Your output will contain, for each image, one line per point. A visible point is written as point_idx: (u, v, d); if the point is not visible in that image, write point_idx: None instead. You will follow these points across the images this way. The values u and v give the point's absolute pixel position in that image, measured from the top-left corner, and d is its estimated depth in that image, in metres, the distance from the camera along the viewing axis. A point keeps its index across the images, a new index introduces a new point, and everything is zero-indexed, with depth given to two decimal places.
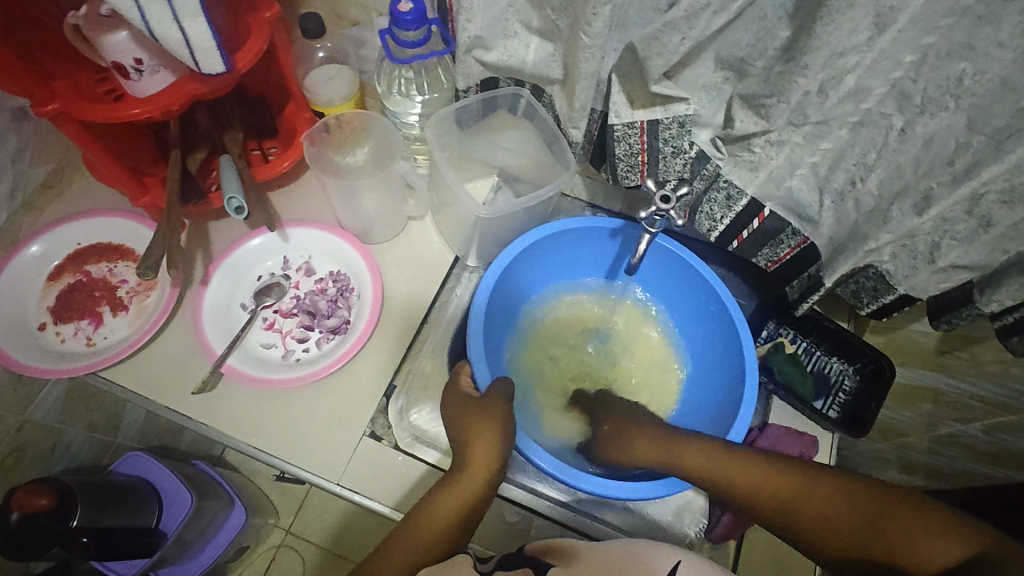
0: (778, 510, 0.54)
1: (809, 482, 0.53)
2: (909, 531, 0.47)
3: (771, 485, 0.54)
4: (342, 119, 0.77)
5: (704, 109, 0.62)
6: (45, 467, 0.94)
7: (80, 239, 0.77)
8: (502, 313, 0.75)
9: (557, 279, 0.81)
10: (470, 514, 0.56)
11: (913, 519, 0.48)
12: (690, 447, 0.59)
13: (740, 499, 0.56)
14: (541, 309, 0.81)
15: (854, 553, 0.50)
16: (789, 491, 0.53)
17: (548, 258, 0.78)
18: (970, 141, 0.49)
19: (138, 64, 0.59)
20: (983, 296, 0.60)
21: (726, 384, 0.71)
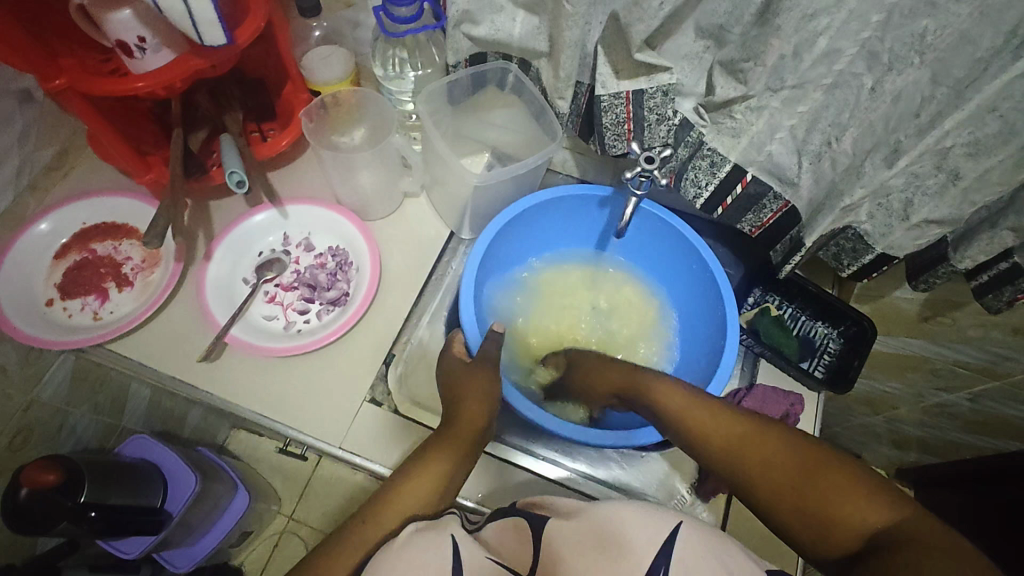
0: (728, 451, 0.52)
1: (762, 434, 0.52)
2: (832, 486, 0.47)
3: (726, 430, 0.53)
4: (339, 98, 0.80)
5: (687, 79, 0.63)
6: (51, 448, 0.96)
7: (86, 218, 0.80)
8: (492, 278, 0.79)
9: (549, 246, 0.84)
10: (457, 471, 0.58)
11: (854, 484, 0.47)
12: (661, 385, 0.59)
13: (695, 435, 0.55)
14: (534, 276, 0.84)
15: (785, 498, 0.48)
16: (739, 438, 0.52)
17: (540, 226, 0.81)
18: (934, 94, 0.51)
19: (141, 41, 0.61)
20: (957, 253, 0.63)
21: (709, 344, 0.74)
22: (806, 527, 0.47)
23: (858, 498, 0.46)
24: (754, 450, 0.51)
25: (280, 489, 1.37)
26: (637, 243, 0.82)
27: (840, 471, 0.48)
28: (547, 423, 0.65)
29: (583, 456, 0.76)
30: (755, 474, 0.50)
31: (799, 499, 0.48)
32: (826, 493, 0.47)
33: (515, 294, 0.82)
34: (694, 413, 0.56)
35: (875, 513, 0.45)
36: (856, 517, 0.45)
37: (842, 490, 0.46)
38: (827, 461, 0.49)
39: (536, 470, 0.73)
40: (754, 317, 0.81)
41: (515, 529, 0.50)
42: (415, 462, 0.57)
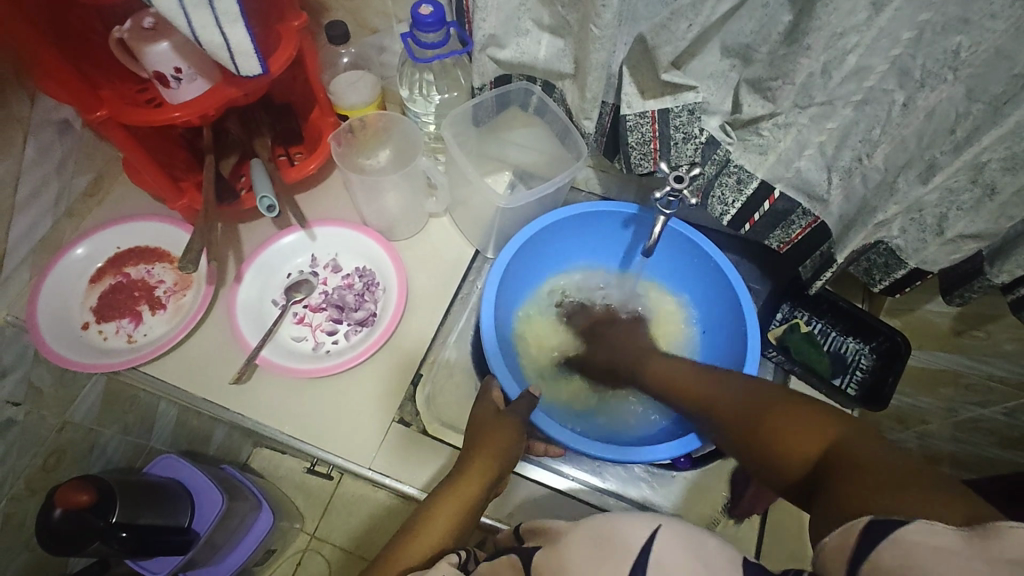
0: (706, 407, 0.59)
1: (727, 388, 0.59)
2: (781, 420, 0.51)
3: (697, 390, 0.61)
4: (366, 122, 0.82)
5: (713, 96, 0.64)
6: (82, 468, 0.97)
7: (120, 243, 0.82)
8: (512, 289, 0.79)
9: (574, 259, 0.84)
10: (466, 514, 0.56)
11: (799, 417, 0.50)
12: (658, 360, 0.68)
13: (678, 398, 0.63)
14: (552, 283, 0.83)
15: (749, 441, 0.53)
16: (708, 398, 0.59)
17: (562, 239, 0.81)
18: (969, 110, 0.51)
19: (177, 72, 0.64)
20: (993, 267, 0.62)
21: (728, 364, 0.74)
22: (766, 463, 0.51)
23: (799, 427, 0.50)
24: (722, 402, 0.58)
25: (303, 507, 1.38)
26: (661, 256, 0.81)
27: (789, 407, 0.52)
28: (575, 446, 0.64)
29: (613, 475, 0.75)
30: (722, 419, 0.57)
31: (755, 424, 0.53)
32: (775, 427, 0.51)
33: (540, 308, 0.82)
34: (682, 380, 0.63)
35: (812, 435, 0.49)
36: (798, 440, 0.49)
37: (787, 425, 0.50)
38: (778, 402, 0.53)
39: (564, 490, 0.73)
40: (783, 333, 0.79)
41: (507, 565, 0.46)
42: (418, 522, 0.55)
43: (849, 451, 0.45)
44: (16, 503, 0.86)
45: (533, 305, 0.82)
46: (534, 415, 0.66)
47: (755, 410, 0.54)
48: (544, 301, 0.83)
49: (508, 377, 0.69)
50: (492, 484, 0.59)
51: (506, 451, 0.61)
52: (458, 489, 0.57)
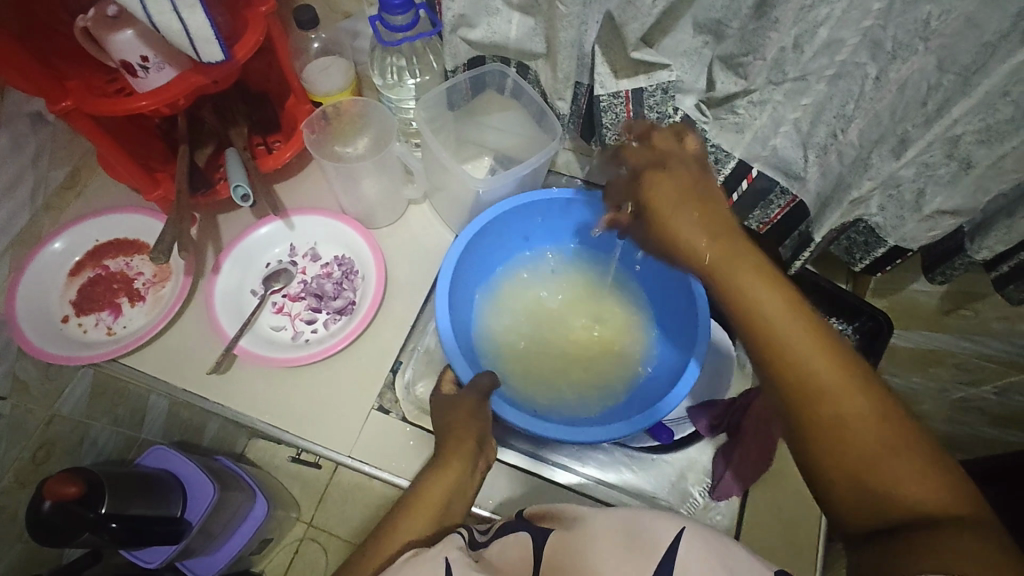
0: (805, 384, 0.43)
1: (847, 375, 0.42)
2: (899, 456, 0.40)
3: (807, 350, 0.43)
4: (341, 108, 0.81)
5: (687, 75, 0.62)
6: (74, 461, 0.97)
7: (99, 236, 0.81)
8: (476, 263, 0.78)
9: (545, 248, 0.84)
10: (456, 493, 0.57)
11: (925, 460, 0.40)
12: (741, 263, 0.47)
13: (768, 351, 0.44)
14: (518, 267, 0.83)
15: (854, 454, 0.41)
16: (816, 371, 0.43)
17: (530, 228, 0.81)
18: (940, 81, 0.50)
19: (144, 61, 0.63)
20: (974, 243, 0.61)
21: (681, 356, 0.72)
22: (850, 487, 0.41)
23: (924, 475, 0.40)
24: (831, 388, 0.42)
25: (299, 496, 1.40)
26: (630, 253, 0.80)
27: (924, 450, 0.41)
28: (530, 427, 0.63)
29: (594, 460, 0.76)
30: (823, 411, 0.42)
31: (870, 452, 0.41)
32: (893, 462, 0.40)
33: (505, 293, 0.82)
34: (781, 321, 0.44)
35: (928, 488, 0.39)
36: (913, 488, 0.40)
37: (908, 463, 0.40)
38: (905, 433, 0.41)
39: (545, 475, 0.73)
40: None
41: (517, 543, 0.46)
42: (416, 490, 0.57)
43: (971, 527, 0.37)
44: (6, 495, 0.85)
45: (500, 293, 0.82)
46: (491, 394, 0.64)
47: (871, 425, 0.41)
48: (513, 291, 0.83)
49: (463, 362, 0.67)
50: (478, 447, 0.61)
51: (474, 412, 0.63)
52: (446, 470, 0.58)
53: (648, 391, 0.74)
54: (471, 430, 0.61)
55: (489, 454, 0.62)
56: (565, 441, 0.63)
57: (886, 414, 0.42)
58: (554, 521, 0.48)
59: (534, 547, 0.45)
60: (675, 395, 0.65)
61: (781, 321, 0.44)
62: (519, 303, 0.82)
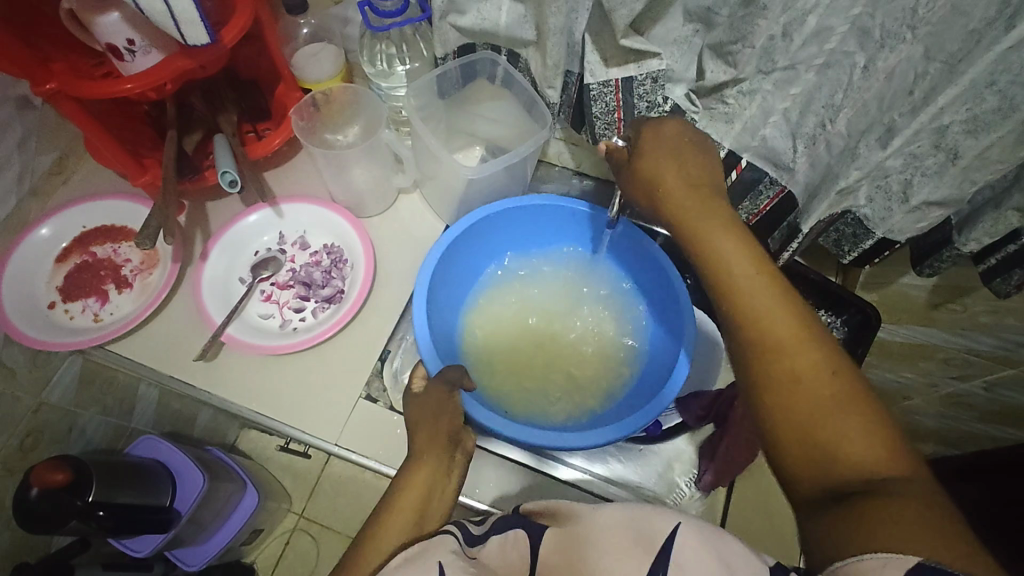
0: (762, 339, 0.46)
1: (803, 336, 0.46)
2: (842, 412, 0.42)
3: (769, 311, 0.47)
4: (331, 95, 0.80)
5: (677, 64, 0.62)
6: (62, 449, 0.97)
7: (86, 223, 0.81)
8: (460, 264, 0.78)
9: (532, 252, 0.83)
10: (438, 490, 0.54)
11: (867, 418, 0.42)
12: (715, 225, 0.52)
13: (734, 309, 0.48)
14: (505, 271, 0.83)
15: (802, 408, 0.43)
16: (774, 330, 0.46)
17: (516, 231, 0.80)
18: (928, 70, 0.50)
19: (130, 44, 0.62)
20: (961, 236, 0.61)
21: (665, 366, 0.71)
22: (796, 441, 0.43)
23: (864, 429, 0.41)
24: (787, 345, 0.45)
25: (290, 488, 1.39)
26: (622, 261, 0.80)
27: (865, 408, 0.42)
28: (505, 431, 0.62)
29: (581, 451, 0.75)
30: (776, 365, 0.45)
31: (816, 405, 0.43)
32: (835, 417, 0.42)
33: (490, 297, 0.82)
34: (745, 280, 0.49)
35: (866, 445, 0.40)
36: (852, 443, 0.40)
37: (850, 419, 0.41)
38: (849, 392, 0.43)
39: (530, 464, 0.73)
40: None
41: (516, 543, 0.45)
42: (396, 486, 0.54)
43: (902, 486, 0.38)
44: None
45: (487, 297, 0.82)
46: (463, 391, 0.63)
47: (820, 379, 0.43)
48: (498, 293, 0.82)
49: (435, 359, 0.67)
50: (453, 439, 0.58)
51: (441, 405, 0.60)
52: (422, 466, 0.55)
53: (633, 400, 0.73)
54: (440, 425, 0.59)
55: (467, 445, 0.59)
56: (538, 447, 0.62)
57: (836, 370, 0.44)
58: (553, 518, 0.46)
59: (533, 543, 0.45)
60: (654, 406, 0.64)
61: (742, 274, 0.49)
62: (503, 307, 0.81)
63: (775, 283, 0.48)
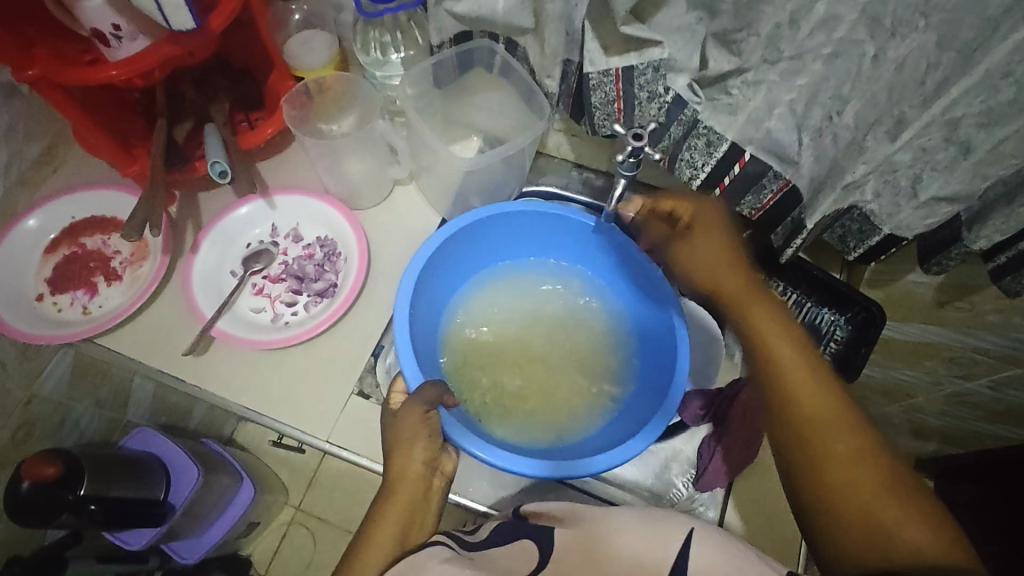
0: (814, 431, 0.53)
1: (851, 428, 0.52)
2: (891, 504, 0.49)
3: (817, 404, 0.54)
4: (324, 84, 0.79)
5: (679, 53, 0.59)
6: (55, 442, 0.96)
7: (74, 213, 0.79)
8: (451, 264, 0.76)
9: (531, 258, 0.81)
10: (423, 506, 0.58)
11: (917, 511, 0.49)
12: (768, 317, 0.59)
13: (785, 402, 0.55)
14: (502, 276, 0.80)
15: (854, 497, 0.50)
16: (827, 422, 0.53)
17: (514, 237, 0.78)
18: (940, 59, 0.47)
19: (116, 30, 0.61)
20: (971, 232, 0.59)
21: (657, 393, 0.69)
22: (854, 527, 0.49)
23: (917, 520, 0.48)
24: (837, 436, 0.52)
25: (288, 481, 1.39)
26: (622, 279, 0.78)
27: (914, 501, 0.49)
28: (480, 453, 0.60)
29: None
30: (826, 457, 0.52)
31: (865, 496, 0.49)
32: (888, 507, 0.49)
33: (482, 301, 0.79)
34: (794, 371, 0.56)
35: (919, 535, 0.47)
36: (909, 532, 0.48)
37: (901, 513, 0.48)
38: (898, 482, 0.50)
39: None
40: None
41: (519, 550, 0.49)
42: (380, 507, 0.58)
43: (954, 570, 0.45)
44: None
45: (477, 297, 0.79)
46: (440, 407, 0.61)
47: (872, 470, 0.50)
48: (491, 299, 0.79)
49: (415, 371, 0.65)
50: (429, 467, 0.60)
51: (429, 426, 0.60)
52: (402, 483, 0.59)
53: (620, 423, 0.71)
54: (415, 454, 0.59)
55: (445, 467, 0.61)
56: (522, 472, 0.60)
57: (882, 465, 0.51)
58: (556, 523, 0.52)
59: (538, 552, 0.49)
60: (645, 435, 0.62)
61: (794, 369, 0.56)
62: (496, 314, 0.78)
63: (827, 379, 0.55)
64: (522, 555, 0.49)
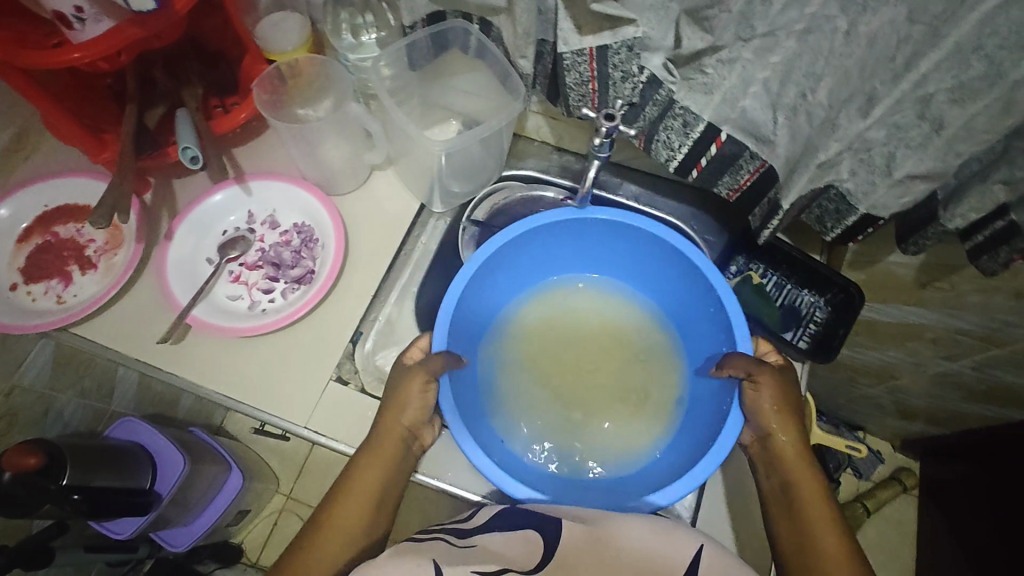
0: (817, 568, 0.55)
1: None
2: None
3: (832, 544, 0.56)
4: (296, 67, 0.78)
5: (654, 31, 0.57)
6: (39, 431, 0.94)
7: (46, 202, 0.78)
8: (523, 260, 0.75)
9: (606, 274, 0.79)
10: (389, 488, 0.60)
11: None
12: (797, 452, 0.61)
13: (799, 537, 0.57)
14: (575, 286, 0.80)
15: None
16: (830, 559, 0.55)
17: (588, 248, 0.76)
18: (911, 33, 0.47)
19: (79, 12, 0.59)
20: (947, 212, 0.59)
21: (692, 453, 0.65)
22: None
23: None
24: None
25: (279, 469, 1.40)
26: (691, 313, 0.73)
27: None
28: (480, 463, 0.60)
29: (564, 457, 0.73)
30: None
31: None
32: None
33: (551, 305, 0.79)
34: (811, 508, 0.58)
35: None
36: None
37: None
38: None
39: None
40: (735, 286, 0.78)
41: (522, 540, 0.50)
42: (348, 486, 0.60)
43: None
44: None
45: (538, 304, 0.79)
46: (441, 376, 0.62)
47: None
48: (560, 304, 0.79)
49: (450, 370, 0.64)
50: (409, 434, 0.63)
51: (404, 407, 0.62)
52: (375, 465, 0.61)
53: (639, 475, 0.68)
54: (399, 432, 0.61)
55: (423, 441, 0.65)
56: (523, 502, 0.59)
57: None
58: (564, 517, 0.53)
59: (541, 539, 0.50)
60: (675, 486, 0.59)
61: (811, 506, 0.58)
62: (561, 320, 0.78)
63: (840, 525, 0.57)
64: (526, 545, 0.50)
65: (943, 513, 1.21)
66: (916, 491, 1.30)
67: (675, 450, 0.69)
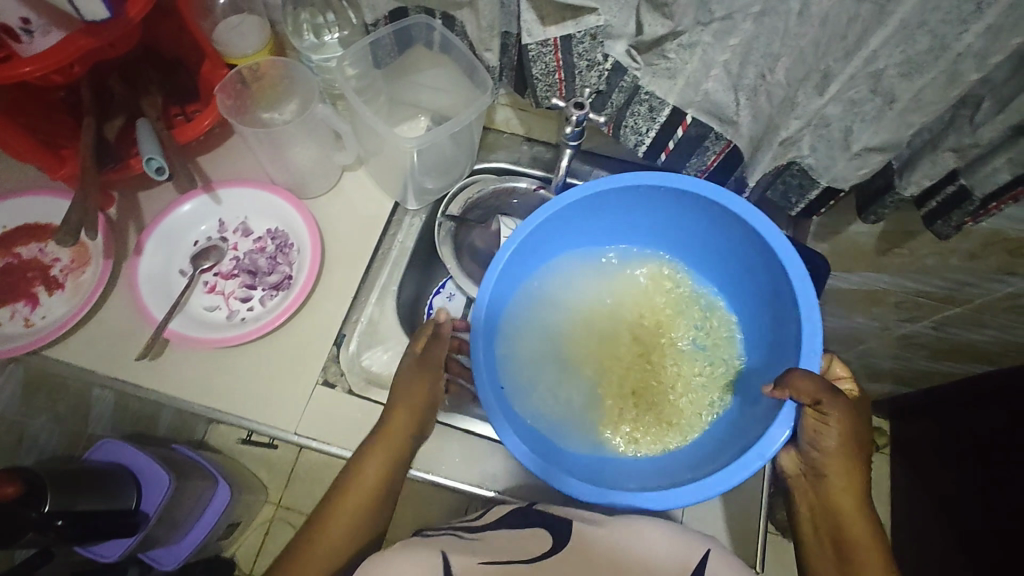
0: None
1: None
2: None
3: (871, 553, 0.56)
4: (258, 70, 0.77)
5: (616, 19, 0.58)
6: (14, 460, 0.92)
7: (5, 222, 0.75)
8: (579, 234, 0.73)
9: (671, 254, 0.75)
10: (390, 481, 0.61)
11: None
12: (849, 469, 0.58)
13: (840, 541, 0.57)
14: (639, 264, 0.76)
15: None
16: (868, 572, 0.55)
17: (644, 226, 0.73)
18: (859, 12, 0.49)
19: (25, 24, 0.56)
20: (902, 179, 0.62)
21: (737, 443, 0.62)
22: None
23: None
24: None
25: (267, 480, 1.38)
26: (758, 294, 0.69)
27: None
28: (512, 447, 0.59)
29: None
30: None
31: None
32: None
33: (611, 284, 0.76)
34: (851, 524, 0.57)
35: None
36: None
37: None
38: None
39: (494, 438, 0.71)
40: None
41: (534, 535, 0.54)
42: (351, 477, 0.60)
43: None
44: None
45: (599, 282, 0.76)
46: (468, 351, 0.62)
47: None
48: (621, 284, 0.76)
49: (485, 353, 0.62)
50: (421, 415, 0.65)
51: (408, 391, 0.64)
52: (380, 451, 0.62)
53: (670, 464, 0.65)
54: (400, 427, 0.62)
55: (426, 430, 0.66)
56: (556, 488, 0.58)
57: None
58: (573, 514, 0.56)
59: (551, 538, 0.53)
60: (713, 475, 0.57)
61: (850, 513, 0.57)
62: (620, 299, 0.75)
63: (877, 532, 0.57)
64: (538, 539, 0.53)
65: (912, 467, 1.27)
66: (888, 449, 1.36)
67: (725, 439, 0.65)
